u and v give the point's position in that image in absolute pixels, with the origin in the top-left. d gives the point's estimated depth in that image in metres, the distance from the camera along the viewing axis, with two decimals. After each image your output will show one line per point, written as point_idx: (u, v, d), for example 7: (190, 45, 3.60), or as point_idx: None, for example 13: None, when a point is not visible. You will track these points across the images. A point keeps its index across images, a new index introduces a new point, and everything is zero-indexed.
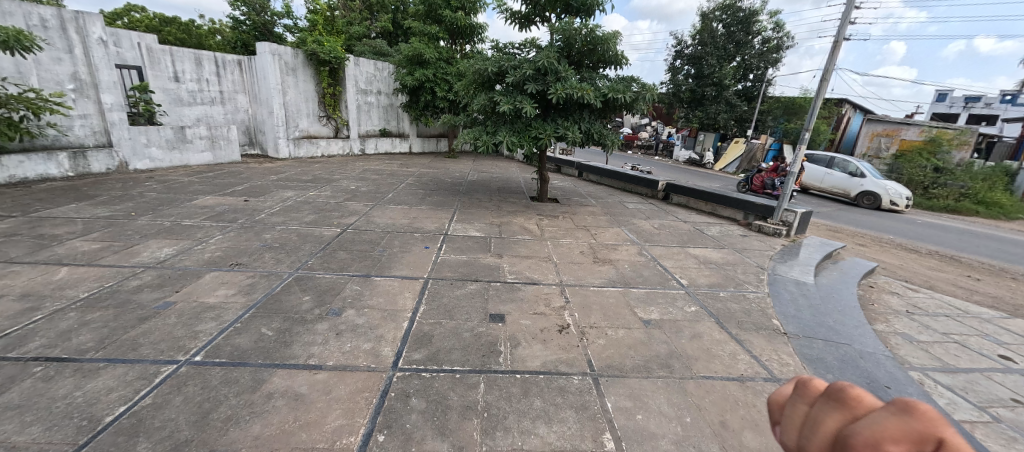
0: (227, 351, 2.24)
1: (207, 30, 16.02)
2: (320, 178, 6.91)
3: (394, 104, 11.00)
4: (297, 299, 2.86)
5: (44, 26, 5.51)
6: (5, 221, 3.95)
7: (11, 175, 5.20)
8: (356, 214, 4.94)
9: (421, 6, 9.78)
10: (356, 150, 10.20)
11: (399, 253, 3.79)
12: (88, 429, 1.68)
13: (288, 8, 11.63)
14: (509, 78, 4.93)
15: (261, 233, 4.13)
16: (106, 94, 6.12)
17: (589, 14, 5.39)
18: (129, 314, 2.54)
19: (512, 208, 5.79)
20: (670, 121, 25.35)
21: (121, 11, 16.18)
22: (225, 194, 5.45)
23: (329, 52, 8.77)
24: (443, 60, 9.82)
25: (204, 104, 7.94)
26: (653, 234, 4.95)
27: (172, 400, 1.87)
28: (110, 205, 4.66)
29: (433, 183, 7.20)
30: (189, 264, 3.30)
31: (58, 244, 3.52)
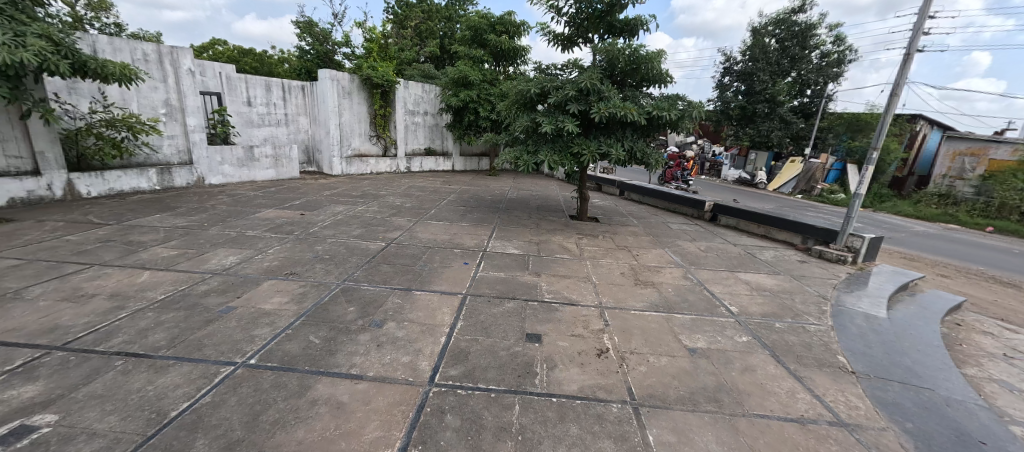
0: (279, 356, 2.38)
1: (277, 59, 17.76)
2: (368, 194, 7.29)
3: (439, 124, 11.46)
4: (343, 309, 2.99)
5: (145, 60, 6.33)
6: (103, 229, 4.50)
7: (110, 188, 5.97)
8: (400, 229, 5.14)
9: (468, 31, 10.24)
10: (402, 167, 10.68)
11: (439, 268, 3.88)
12: (156, 422, 1.83)
13: (347, 37, 12.60)
14: (551, 98, 5.00)
15: (314, 245, 4.40)
16: (191, 118, 6.89)
17: (632, 34, 5.39)
18: (197, 316, 2.78)
19: (551, 226, 5.77)
20: (718, 139, 24.39)
21: (208, 44, 18.43)
22: (284, 208, 5.89)
23: (382, 76, 9.35)
24: (487, 82, 10.16)
25: (271, 126, 8.69)
26: (699, 256, 4.72)
27: (226, 400, 1.99)
28: (188, 216, 5.19)
29: (474, 200, 7.36)
30: (250, 272, 3.58)
31: (143, 249, 3.95)
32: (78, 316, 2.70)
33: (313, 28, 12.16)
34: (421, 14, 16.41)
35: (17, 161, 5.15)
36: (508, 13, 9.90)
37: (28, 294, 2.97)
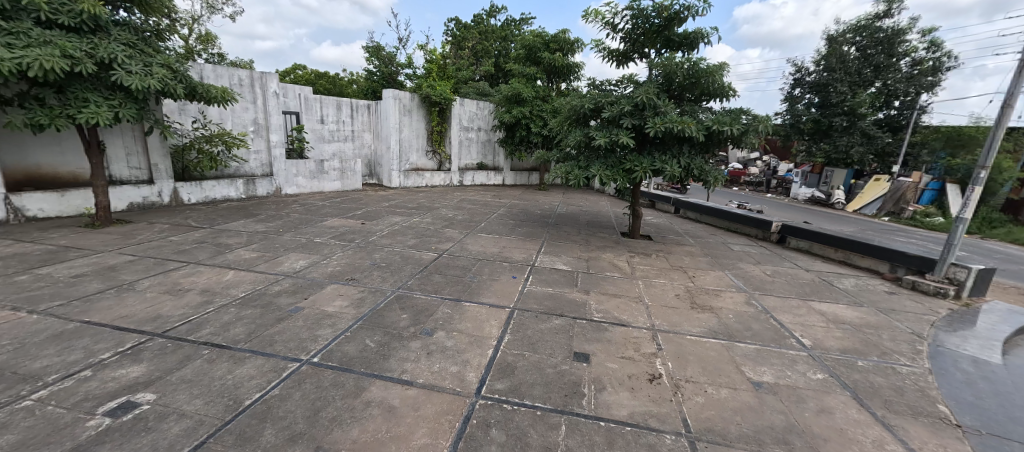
0: (338, 356, 2.53)
1: (347, 81, 19.41)
2: (423, 206, 7.64)
3: (491, 140, 11.79)
4: (396, 316, 3.12)
5: (240, 84, 7.21)
6: (199, 231, 5.13)
7: (206, 196, 6.81)
8: (451, 241, 5.31)
9: (522, 50, 10.52)
10: (455, 181, 11.06)
11: (488, 281, 3.93)
12: (232, 408, 2.02)
13: (410, 59, 13.47)
14: (605, 114, 4.96)
15: (372, 253, 4.67)
16: (274, 134, 7.70)
17: (691, 48, 5.23)
18: (270, 314, 3.05)
19: (601, 243, 5.65)
20: (786, 154, 22.61)
21: (290, 69, 20.66)
22: (347, 217, 6.34)
23: (440, 94, 9.85)
24: (539, 98, 10.32)
25: (339, 141, 9.44)
26: (764, 281, 4.36)
27: (291, 395, 2.15)
28: (267, 222, 5.76)
29: (523, 214, 7.43)
30: (316, 276, 3.87)
31: (230, 251, 4.44)
32: (176, 308, 3.08)
33: (380, 52, 13.16)
34: (478, 35, 17.17)
35: (138, 172, 6.06)
36: (562, 31, 10.04)
37: (139, 285, 3.45)
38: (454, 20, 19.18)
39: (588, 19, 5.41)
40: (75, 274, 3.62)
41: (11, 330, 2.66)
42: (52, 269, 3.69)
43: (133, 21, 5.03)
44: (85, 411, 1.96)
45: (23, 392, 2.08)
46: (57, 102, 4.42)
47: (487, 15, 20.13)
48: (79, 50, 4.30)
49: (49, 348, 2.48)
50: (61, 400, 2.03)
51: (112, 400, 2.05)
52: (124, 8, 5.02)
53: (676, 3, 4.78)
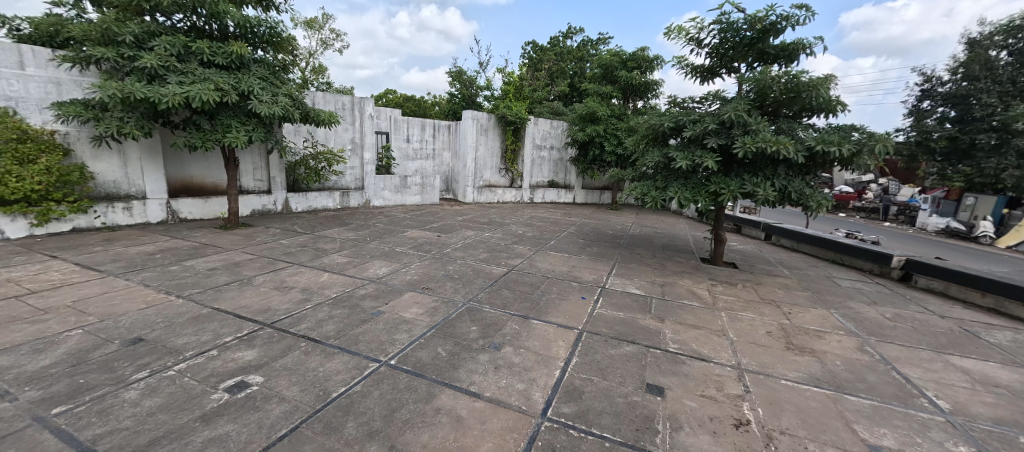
0: (412, 361, 2.68)
1: (431, 103, 21.03)
2: (494, 222, 7.88)
3: (563, 158, 11.85)
4: (467, 327, 3.22)
5: (344, 108, 8.18)
6: (302, 236, 5.85)
7: (310, 205, 7.81)
8: (520, 257, 5.38)
9: (598, 69, 10.50)
10: (526, 198, 11.25)
11: (556, 300, 3.90)
12: (321, 398, 2.24)
13: (489, 82, 14.22)
14: (687, 133, 4.72)
15: (446, 264, 4.91)
16: (367, 152, 8.58)
17: (790, 60, 4.78)
18: (356, 315, 3.35)
19: (678, 268, 5.29)
20: (911, 177, 19.31)
21: (383, 94, 23.10)
22: (425, 230, 6.77)
23: (515, 114, 10.20)
24: (615, 116, 10.16)
25: (422, 159, 10.18)
26: (882, 326, 3.71)
27: (371, 393, 2.31)
28: (357, 231, 6.38)
29: (593, 234, 7.28)
30: (396, 283, 4.17)
31: (326, 255, 5.00)
32: (281, 302, 3.52)
33: (462, 76, 14.08)
34: (554, 57, 17.59)
35: (260, 183, 7.19)
36: (641, 49, 9.84)
37: (255, 281, 4.02)
38: (532, 43, 19.94)
39: (671, 35, 5.24)
40: (210, 267, 4.34)
41: (164, 311, 3.26)
42: (194, 262, 4.48)
43: (267, 58, 6.02)
44: (210, 385, 2.32)
45: (169, 363, 2.53)
46: (209, 126, 5.42)
47: (564, 36, 20.55)
48: (228, 84, 5.26)
49: (189, 328, 2.99)
50: (194, 373, 2.42)
51: (230, 377, 2.40)
52: (262, 48, 6.03)
53: (772, 13, 4.44)
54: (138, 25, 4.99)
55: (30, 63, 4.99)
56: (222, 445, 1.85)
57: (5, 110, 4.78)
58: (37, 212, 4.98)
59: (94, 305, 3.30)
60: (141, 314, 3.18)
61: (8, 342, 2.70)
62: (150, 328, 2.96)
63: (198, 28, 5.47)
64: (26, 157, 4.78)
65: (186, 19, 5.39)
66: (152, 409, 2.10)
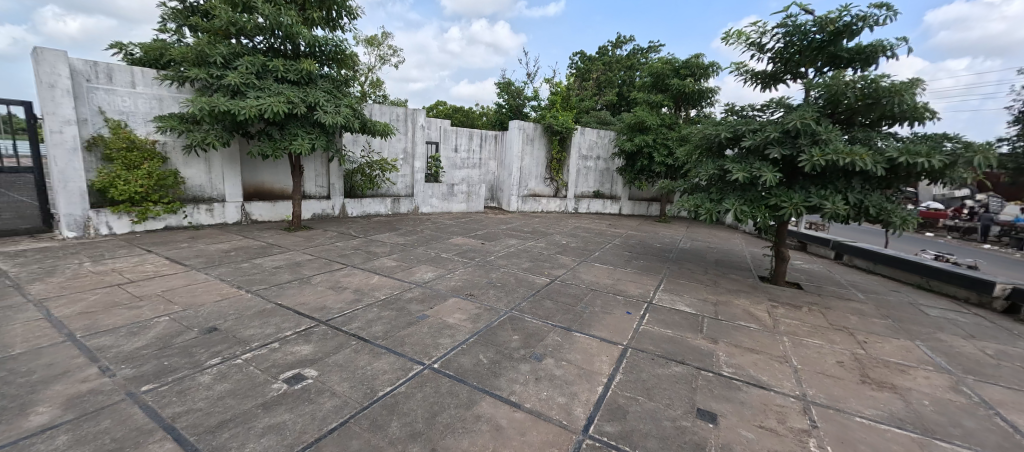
0: (455, 366, 2.72)
1: (478, 113, 21.61)
2: (538, 231, 7.87)
3: (610, 168, 11.62)
4: (509, 336, 3.22)
5: (398, 119, 8.62)
6: (356, 240, 6.19)
7: (364, 211, 8.28)
8: (564, 268, 5.31)
9: (648, 78, 10.22)
10: (570, 208, 11.13)
11: (600, 313, 3.79)
12: (368, 396, 2.33)
13: (536, 92, 14.37)
14: (745, 143, 4.45)
15: (489, 272, 4.96)
16: (417, 161, 8.95)
17: (866, 63, 4.38)
18: (403, 318, 3.47)
19: (733, 286, 4.95)
20: (1018, 193, 16.75)
21: (434, 105, 24.13)
22: (470, 237, 6.91)
23: (562, 123, 10.19)
24: (665, 126, 9.82)
25: (469, 168, 10.43)
26: (983, 363, 3.21)
27: (414, 394, 2.37)
28: (405, 236, 6.65)
29: (640, 246, 7.03)
30: (441, 288, 4.27)
31: (377, 258, 5.24)
32: (335, 302, 3.74)
33: (509, 87, 14.35)
34: (603, 66, 17.45)
35: (321, 189, 7.76)
36: (695, 56, 9.47)
37: (313, 280, 4.30)
38: (579, 54, 19.95)
39: (729, 41, 5.00)
40: (274, 266, 4.72)
41: (235, 304, 3.58)
42: (262, 261, 4.89)
43: (332, 74, 6.50)
44: (271, 375, 2.50)
45: (238, 351, 2.77)
46: (279, 136, 5.94)
47: (613, 45, 20.36)
48: (298, 98, 5.74)
49: (255, 321, 3.26)
50: (258, 363, 2.63)
51: (289, 369, 2.58)
52: (328, 64, 6.53)
53: (845, 14, 4.10)
54: (225, 48, 5.62)
55: (139, 82, 5.76)
56: (279, 433, 1.98)
57: (119, 123, 5.57)
58: (137, 212, 5.72)
59: (178, 295, 3.70)
60: (216, 306, 3.51)
61: (111, 324, 3.09)
62: (223, 319, 3.26)
63: (274, 48, 6.04)
64: (132, 164, 5.58)
65: (265, 40, 5.98)
66: (222, 393, 2.30)
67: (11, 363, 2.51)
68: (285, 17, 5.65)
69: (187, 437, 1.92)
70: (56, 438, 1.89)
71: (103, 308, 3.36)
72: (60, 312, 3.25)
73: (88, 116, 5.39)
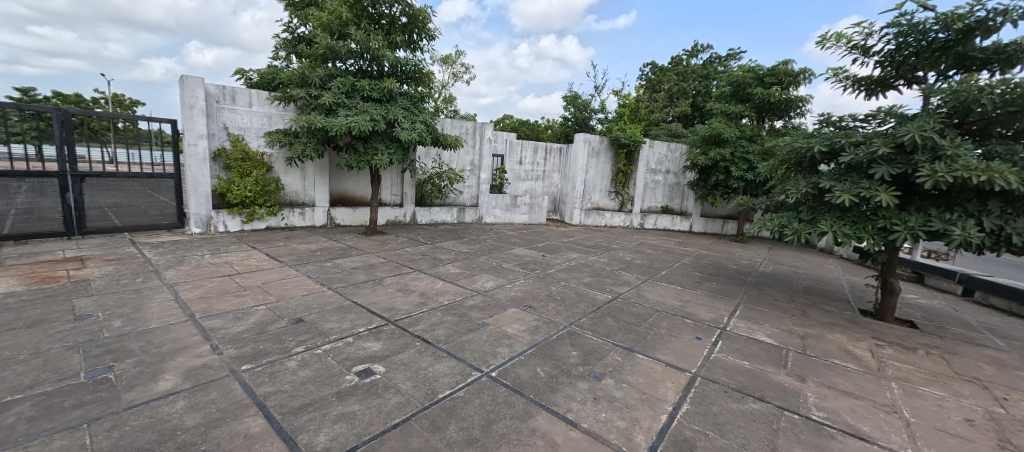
0: (512, 376, 2.73)
1: (543, 126, 21.90)
2: (600, 246, 7.68)
3: (681, 183, 11.02)
4: (567, 351, 3.16)
5: (467, 133, 9.02)
6: (423, 246, 6.54)
7: (432, 219, 8.75)
8: (627, 285, 5.11)
9: (727, 87, 9.55)
10: (636, 223, 10.71)
11: (666, 336, 3.56)
12: (428, 397, 2.42)
13: (603, 105, 14.20)
14: (845, 158, 3.95)
15: (549, 284, 4.93)
16: (483, 173, 9.25)
17: (1008, 64, 3.68)
18: (464, 324, 3.57)
19: (826, 318, 4.36)
20: None
21: (502, 118, 25.00)
22: (531, 248, 6.95)
23: (630, 136, 9.91)
24: (745, 138, 9.07)
25: (532, 180, 10.54)
26: None
27: (472, 400, 2.42)
28: (469, 245, 6.88)
29: (713, 267, 6.52)
30: (501, 297, 4.34)
31: (442, 265, 5.49)
32: (403, 304, 3.97)
33: (576, 100, 14.35)
34: (676, 77, 16.76)
35: (395, 197, 8.37)
36: (783, 63, 8.65)
37: (384, 282, 4.62)
38: (651, 65, 19.42)
39: (825, 44, 4.52)
40: (352, 266, 5.15)
41: (318, 299, 3.97)
42: (342, 261, 5.37)
43: (410, 91, 7.03)
44: (345, 367, 2.72)
45: (319, 342, 3.06)
46: (363, 148, 6.53)
47: (688, 55, 19.51)
48: (380, 115, 6.30)
49: (334, 316, 3.58)
50: (334, 355, 2.87)
51: (360, 363, 2.78)
52: (407, 82, 7.06)
53: (978, 8, 3.50)
54: (323, 71, 6.35)
55: (256, 102, 6.71)
56: (349, 422, 2.14)
57: (238, 137, 6.53)
58: (246, 213, 6.65)
59: (273, 288, 4.20)
60: (303, 299, 3.92)
61: (222, 308, 3.61)
62: (308, 312, 3.63)
63: (362, 69, 6.69)
64: (245, 172, 6.53)
65: (355, 63, 6.65)
66: (304, 379, 2.54)
67: (148, 335, 3.04)
68: (373, 41, 6.26)
69: (274, 415, 2.16)
70: (177, 402, 2.24)
71: (216, 294, 3.94)
72: (185, 296, 3.86)
73: (216, 131, 6.41)
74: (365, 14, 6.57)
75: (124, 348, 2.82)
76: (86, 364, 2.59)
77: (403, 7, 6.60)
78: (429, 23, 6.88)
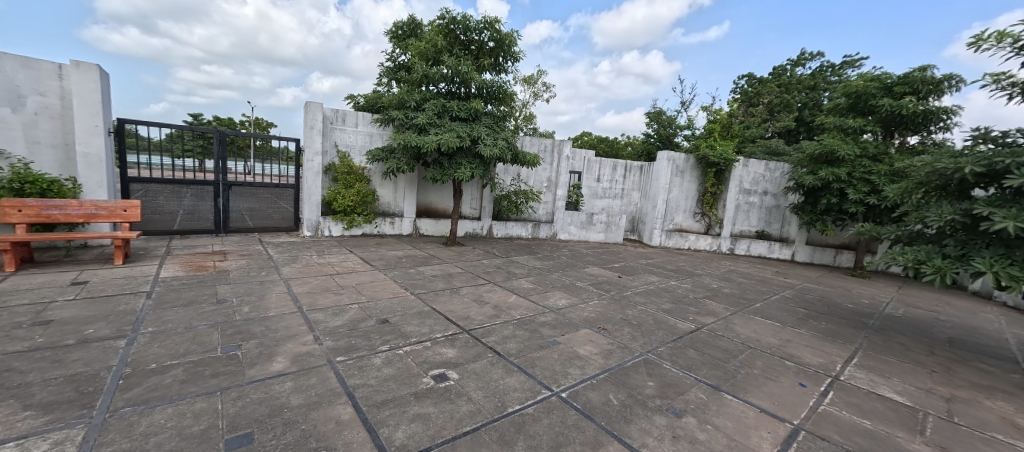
0: (582, 400, 2.64)
1: (623, 143, 21.37)
2: (683, 270, 7.15)
3: (781, 206, 9.91)
4: (643, 381, 2.96)
5: (545, 151, 9.16)
6: (498, 259, 6.70)
7: (507, 233, 8.97)
8: (713, 315, 4.65)
9: (843, 99, 8.39)
10: (725, 248, 9.77)
11: (760, 378, 3.15)
12: (498, 410, 2.44)
13: (691, 121, 13.45)
14: (1011, 180, 3.20)
15: (624, 307, 4.70)
16: (560, 190, 9.27)
17: None
18: (535, 340, 3.56)
19: (984, 380, 3.49)
20: None
21: (580, 136, 25.06)
22: (607, 268, 6.72)
23: (720, 154, 9.20)
24: (866, 157, 7.84)
25: (610, 198, 10.28)
26: None
27: (541, 419, 2.38)
28: (543, 261, 6.89)
29: (821, 304, 5.65)
30: (573, 317, 4.24)
31: (515, 279, 5.57)
32: (477, 314, 4.09)
33: (660, 116, 13.83)
34: (776, 89, 15.27)
35: (474, 211, 8.79)
36: (919, 69, 7.36)
37: (461, 291, 4.83)
38: (748, 77, 17.97)
39: (980, 45, 3.76)
40: (432, 274, 5.48)
41: (402, 302, 4.29)
42: (423, 269, 5.74)
43: (494, 111, 7.38)
44: (423, 369, 2.88)
45: (401, 343, 3.29)
46: (448, 164, 6.98)
47: (792, 64, 17.71)
48: (466, 133, 6.70)
49: (415, 320, 3.83)
50: (413, 357, 3.06)
51: (436, 368, 2.92)
52: (491, 102, 7.44)
53: None
54: (418, 94, 6.99)
55: (361, 123, 7.59)
56: (424, 422, 2.25)
57: (345, 153, 7.44)
58: (347, 220, 7.49)
59: (365, 289, 4.64)
60: (389, 302, 4.26)
61: (324, 304, 4.08)
62: (393, 314, 3.93)
63: (452, 92, 7.21)
64: (349, 184, 7.41)
65: (446, 86, 7.20)
66: (387, 376, 2.75)
67: (267, 321, 3.55)
68: (463, 66, 6.74)
69: (361, 406, 2.36)
70: (285, 383, 2.57)
71: (320, 291, 4.47)
72: (296, 290, 4.45)
73: (328, 148, 7.38)
74: (458, 42, 7.13)
75: (249, 330, 3.33)
76: (221, 341, 3.12)
77: (491, 33, 7.02)
78: (515, 46, 7.21)
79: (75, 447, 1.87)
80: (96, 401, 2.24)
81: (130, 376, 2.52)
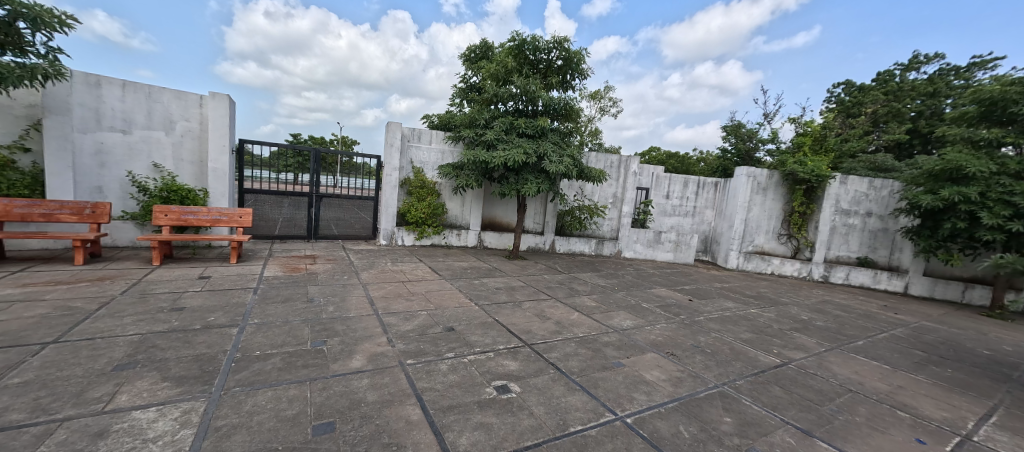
0: (649, 428, 2.50)
1: (696, 158, 20.23)
2: (765, 297, 6.49)
3: (888, 229, 8.62)
4: (718, 415, 2.72)
5: (611, 167, 9.00)
6: (559, 275, 6.65)
7: (569, 249, 8.89)
8: (803, 350, 4.14)
9: (972, 106, 7.14)
10: (816, 275, 8.69)
11: (864, 427, 2.73)
12: (560, 428, 2.41)
13: (774, 134, 12.38)
14: None
15: (695, 333, 4.38)
16: (626, 206, 8.99)
17: None
18: (598, 360, 3.46)
19: None
20: None
21: (647, 152, 24.29)
22: (675, 290, 6.33)
23: (811, 171, 8.31)
24: (1005, 174, 6.55)
25: (680, 216, 9.75)
26: None
27: (605, 442, 2.30)
28: (607, 279, 6.71)
29: (945, 348, 4.76)
30: (639, 339, 4.06)
31: (578, 296, 5.48)
32: (539, 329, 4.09)
33: (739, 129, 12.91)
34: (882, 96, 13.48)
35: (537, 226, 8.90)
36: None
37: (523, 305, 4.86)
38: (845, 85, 16.13)
39: None
40: (495, 286, 5.60)
41: (466, 312, 4.43)
42: (487, 280, 5.90)
43: (560, 127, 7.46)
44: (486, 379, 2.94)
45: (465, 352, 3.40)
46: (514, 179, 7.16)
47: (901, 68, 15.60)
48: (532, 149, 6.85)
49: (478, 330, 3.94)
50: (477, 366, 3.14)
51: (499, 379, 2.97)
52: (558, 118, 7.53)
53: None
54: (488, 113, 7.31)
55: (434, 141, 8.11)
56: (487, 432, 2.30)
57: (419, 169, 7.97)
58: (418, 231, 7.99)
59: (433, 297, 4.88)
60: (455, 311, 4.43)
61: (396, 308, 4.37)
62: (458, 322, 4.09)
63: (520, 109, 7.42)
64: (421, 197, 7.92)
65: (514, 104, 7.43)
66: (452, 382, 2.85)
67: (348, 321, 3.90)
68: (531, 85, 6.95)
69: (428, 409, 2.47)
70: (362, 379, 2.79)
71: (393, 296, 4.80)
72: (373, 294, 4.82)
73: (404, 164, 7.97)
74: (527, 61, 7.35)
75: (334, 328, 3.68)
76: (311, 335, 3.49)
77: (560, 52, 7.16)
78: (583, 63, 7.26)
79: (198, 416, 2.20)
80: (214, 379, 2.63)
81: (239, 360, 2.92)
